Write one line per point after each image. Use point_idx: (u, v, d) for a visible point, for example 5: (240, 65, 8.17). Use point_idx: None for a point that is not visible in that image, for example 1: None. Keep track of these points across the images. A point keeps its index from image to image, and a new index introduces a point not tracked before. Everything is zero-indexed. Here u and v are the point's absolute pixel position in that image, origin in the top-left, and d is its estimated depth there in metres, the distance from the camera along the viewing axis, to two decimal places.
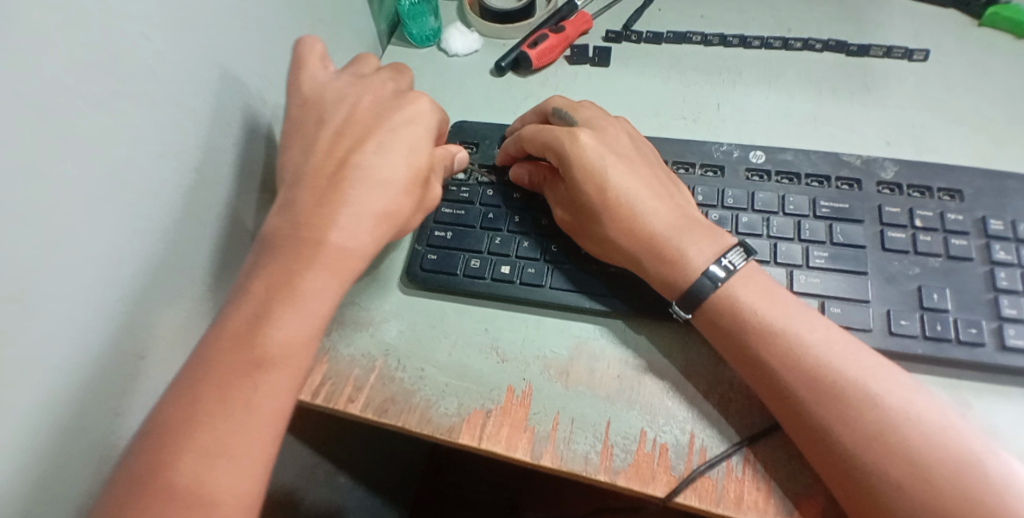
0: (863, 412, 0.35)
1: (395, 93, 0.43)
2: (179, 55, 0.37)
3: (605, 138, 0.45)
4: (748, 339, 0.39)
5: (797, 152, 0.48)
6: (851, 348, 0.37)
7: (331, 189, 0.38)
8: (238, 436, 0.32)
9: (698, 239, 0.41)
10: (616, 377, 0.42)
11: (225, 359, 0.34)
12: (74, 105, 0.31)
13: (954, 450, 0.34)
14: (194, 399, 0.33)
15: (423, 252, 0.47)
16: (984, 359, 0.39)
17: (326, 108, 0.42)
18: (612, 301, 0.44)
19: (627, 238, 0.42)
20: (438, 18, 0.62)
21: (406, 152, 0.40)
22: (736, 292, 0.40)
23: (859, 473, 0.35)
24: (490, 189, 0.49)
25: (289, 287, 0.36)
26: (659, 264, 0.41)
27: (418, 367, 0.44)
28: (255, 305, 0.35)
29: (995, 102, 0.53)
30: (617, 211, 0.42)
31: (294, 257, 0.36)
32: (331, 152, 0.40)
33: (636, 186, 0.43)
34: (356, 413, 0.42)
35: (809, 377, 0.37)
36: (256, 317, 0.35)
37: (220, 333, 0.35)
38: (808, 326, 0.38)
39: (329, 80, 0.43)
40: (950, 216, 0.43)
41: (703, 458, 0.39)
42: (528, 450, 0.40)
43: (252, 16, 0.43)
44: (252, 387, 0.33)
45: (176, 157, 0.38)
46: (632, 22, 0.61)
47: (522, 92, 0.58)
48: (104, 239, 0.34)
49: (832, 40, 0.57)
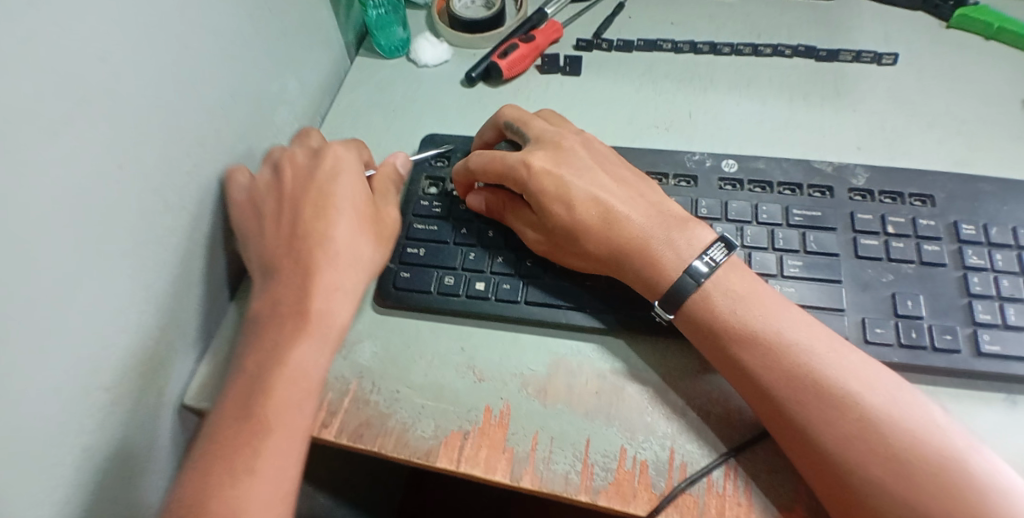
0: (848, 408, 0.35)
1: (315, 158, 0.47)
2: (137, 75, 0.36)
3: (561, 156, 0.45)
4: (730, 341, 0.38)
5: (769, 160, 0.48)
6: (832, 345, 0.37)
7: (297, 258, 0.41)
8: (248, 492, 0.34)
9: (674, 235, 0.41)
10: (595, 393, 0.42)
11: (230, 433, 0.36)
12: (31, 131, 0.30)
13: (935, 443, 0.34)
14: (196, 479, 0.35)
15: (395, 270, 0.46)
16: (961, 365, 0.39)
17: (263, 194, 0.45)
18: (592, 314, 0.43)
19: (604, 246, 0.42)
20: (406, 28, 0.61)
21: (353, 207, 0.44)
22: (715, 295, 0.39)
23: (841, 472, 0.34)
24: (463, 205, 0.49)
25: (277, 355, 0.38)
26: (643, 263, 0.41)
27: (392, 389, 0.42)
28: (250, 378, 0.38)
29: (965, 104, 0.53)
30: (591, 222, 0.42)
31: (290, 328, 0.39)
32: (288, 225, 0.43)
33: (599, 193, 0.43)
34: (329, 439, 0.41)
35: (788, 376, 0.36)
36: (248, 388, 0.37)
37: (222, 407, 0.37)
38: (790, 324, 0.38)
39: (262, 184, 0.45)
40: (922, 222, 0.44)
41: (684, 474, 0.38)
42: (508, 472, 0.39)
43: (215, 32, 0.42)
44: (255, 454, 0.35)
45: (137, 181, 0.37)
46: (604, 30, 0.61)
47: (494, 103, 0.57)
48: (63, 270, 0.32)
49: (802, 45, 0.58)
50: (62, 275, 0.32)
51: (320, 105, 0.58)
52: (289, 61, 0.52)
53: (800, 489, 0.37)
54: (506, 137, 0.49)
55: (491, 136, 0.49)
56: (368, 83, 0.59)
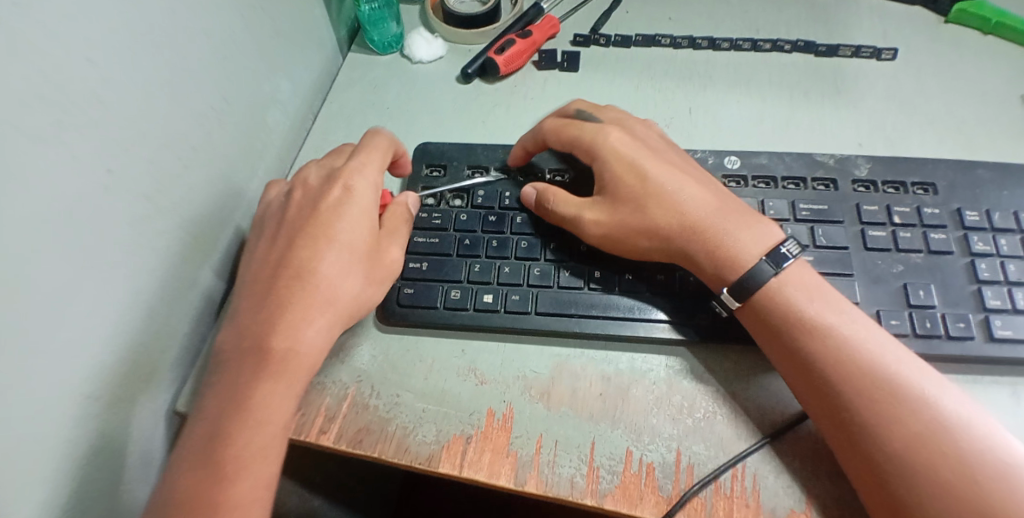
0: (901, 414, 0.35)
1: (323, 179, 0.44)
2: (125, 76, 0.34)
3: (634, 140, 0.45)
4: (792, 339, 0.38)
5: (771, 155, 0.47)
6: (894, 348, 0.37)
7: (268, 292, 0.39)
8: None
9: (744, 227, 0.41)
10: (600, 395, 0.41)
11: (189, 485, 0.35)
12: (9, 134, 0.29)
13: (992, 463, 0.33)
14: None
15: (399, 286, 0.44)
16: (975, 352, 0.39)
17: (277, 207, 0.44)
18: (602, 326, 0.42)
19: (675, 224, 0.41)
20: (400, 24, 0.60)
21: (349, 243, 0.41)
22: (786, 289, 0.39)
23: (893, 480, 0.34)
24: (464, 214, 0.47)
25: (239, 398, 0.36)
26: (710, 246, 0.40)
27: (392, 393, 0.42)
28: (210, 424, 0.36)
29: (963, 100, 0.53)
30: (663, 201, 0.42)
31: (252, 369, 0.37)
32: (277, 254, 0.41)
33: (667, 184, 0.42)
34: (328, 444, 0.40)
35: (857, 380, 0.36)
36: (210, 432, 0.36)
37: (183, 452, 0.36)
38: (856, 326, 0.37)
39: (275, 203, 0.44)
40: (927, 211, 0.43)
41: (691, 477, 0.38)
42: (512, 476, 0.38)
43: (205, 30, 0.41)
44: (212, 504, 0.34)
45: (128, 185, 0.35)
46: (601, 25, 0.60)
47: (491, 100, 0.56)
48: (49, 277, 0.31)
49: (801, 41, 0.57)
50: (48, 284, 0.31)
51: (313, 103, 0.57)
52: (280, 59, 0.50)
53: (809, 489, 0.37)
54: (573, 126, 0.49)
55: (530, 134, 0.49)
56: (361, 81, 0.58)
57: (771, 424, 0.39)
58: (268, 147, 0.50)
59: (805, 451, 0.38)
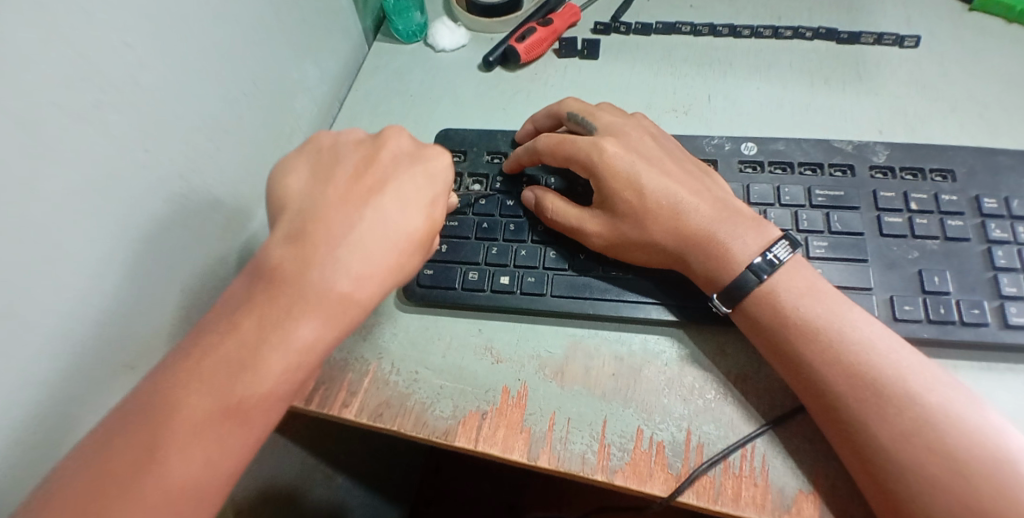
0: (901, 407, 0.35)
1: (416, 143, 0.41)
2: (161, 61, 0.37)
3: (630, 144, 0.44)
4: (790, 335, 0.38)
5: (789, 141, 0.47)
6: (893, 342, 0.37)
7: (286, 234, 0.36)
8: (195, 480, 0.31)
9: (742, 230, 0.40)
10: (612, 375, 0.42)
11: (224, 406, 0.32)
12: (54, 116, 0.31)
13: (989, 449, 0.33)
14: (146, 427, 0.31)
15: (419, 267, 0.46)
16: (989, 338, 0.39)
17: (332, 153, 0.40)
18: (617, 307, 0.43)
19: (672, 235, 0.41)
20: (424, 13, 0.61)
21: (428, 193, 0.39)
22: (781, 285, 0.39)
23: (890, 470, 0.34)
24: (484, 199, 0.48)
25: (264, 332, 0.34)
26: (706, 256, 0.40)
27: (412, 370, 0.43)
28: (232, 343, 0.33)
29: (987, 88, 0.52)
30: (659, 210, 0.42)
31: (246, 299, 0.35)
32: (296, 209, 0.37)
33: (670, 186, 0.42)
34: (350, 418, 0.42)
35: (855, 377, 0.36)
36: (238, 356, 0.33)
37: (236, 355, 0.33)
38: (853, 322, 0.37)
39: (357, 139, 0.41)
40: (945, 197, 0.43)
41: (701, 456, 0.38)
42: (525, 451, 0.40)
43: (237, 17, 0.43)
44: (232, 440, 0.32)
45: (160, 165, 0.37)
46: (621, 13, 0.60)
47: (511, 88, 0.57)
48: (87, 251, 0.34)
49: (823, 28, 0.57)
50: (86, 258, 0.34)
51: (339, 91, 0.58)
52: (308, 47, 0.52)
53: (819, 470, 0.37)
54: (567, 128, 0.48)
55: (546, 124, 0.49)
56: (385, 69, 0.60)
57: (781, 407, 0.39)
58: (296, 133, 0.52)
59: (814, 433, 0.38)
